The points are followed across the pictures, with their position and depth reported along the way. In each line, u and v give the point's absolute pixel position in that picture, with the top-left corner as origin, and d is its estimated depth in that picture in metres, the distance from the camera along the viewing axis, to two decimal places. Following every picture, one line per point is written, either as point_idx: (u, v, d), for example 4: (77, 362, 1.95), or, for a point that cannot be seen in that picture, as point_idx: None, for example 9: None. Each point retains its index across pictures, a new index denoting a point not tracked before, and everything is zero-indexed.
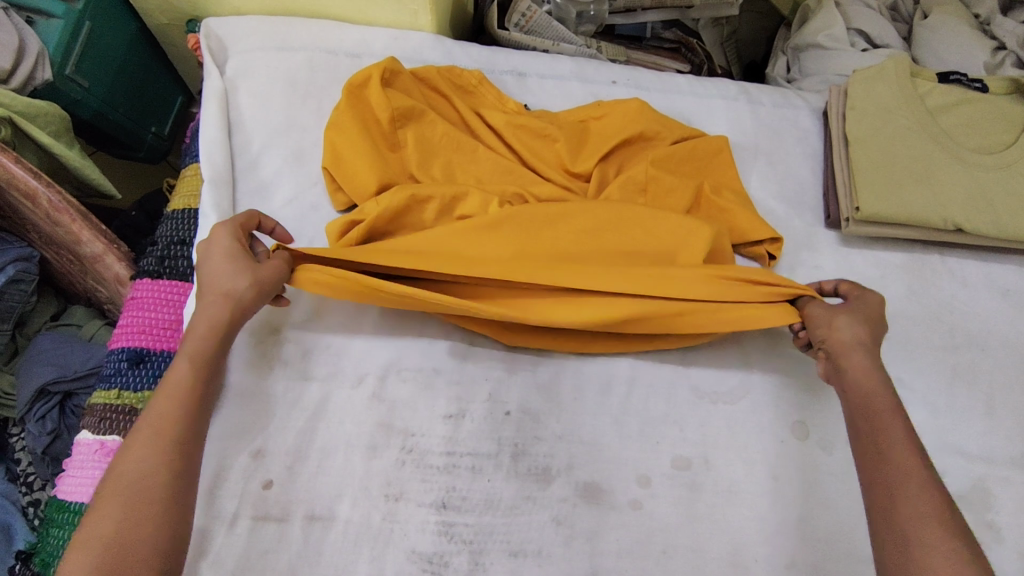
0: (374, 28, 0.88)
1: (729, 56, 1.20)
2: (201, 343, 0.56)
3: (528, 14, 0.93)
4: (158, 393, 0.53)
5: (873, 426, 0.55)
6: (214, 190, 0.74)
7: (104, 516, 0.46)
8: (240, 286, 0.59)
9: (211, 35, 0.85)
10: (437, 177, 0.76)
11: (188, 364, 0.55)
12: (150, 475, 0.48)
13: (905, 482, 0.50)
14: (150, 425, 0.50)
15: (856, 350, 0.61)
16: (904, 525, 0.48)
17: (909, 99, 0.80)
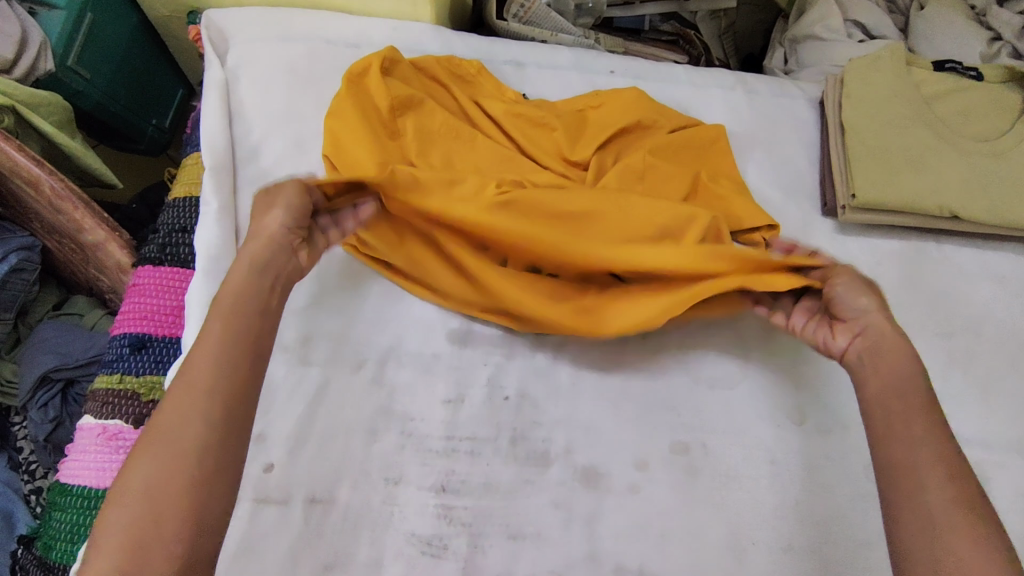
0: (373, 19, 0.89)
1: (727, 48, 1.20)
2: (235, 303, 0.55)
3: (526, 5, 0.92)
4: (195, 347, 0.52)
5: (901, 414, 0.56)
6: (215, 177, 0.74)
7: (138, 478, 0.45)
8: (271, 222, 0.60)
9: (212, 27, 0.86)
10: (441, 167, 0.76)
11: (223, 325, 0.53)
12: (188, 440, 0.47)
13: (936, 479, 0.51)
14: (188, 388, 0.49)
15: (887, 344, 0.61)
16: (936, 517, 0.49)
17: (903, 88, 0.80)
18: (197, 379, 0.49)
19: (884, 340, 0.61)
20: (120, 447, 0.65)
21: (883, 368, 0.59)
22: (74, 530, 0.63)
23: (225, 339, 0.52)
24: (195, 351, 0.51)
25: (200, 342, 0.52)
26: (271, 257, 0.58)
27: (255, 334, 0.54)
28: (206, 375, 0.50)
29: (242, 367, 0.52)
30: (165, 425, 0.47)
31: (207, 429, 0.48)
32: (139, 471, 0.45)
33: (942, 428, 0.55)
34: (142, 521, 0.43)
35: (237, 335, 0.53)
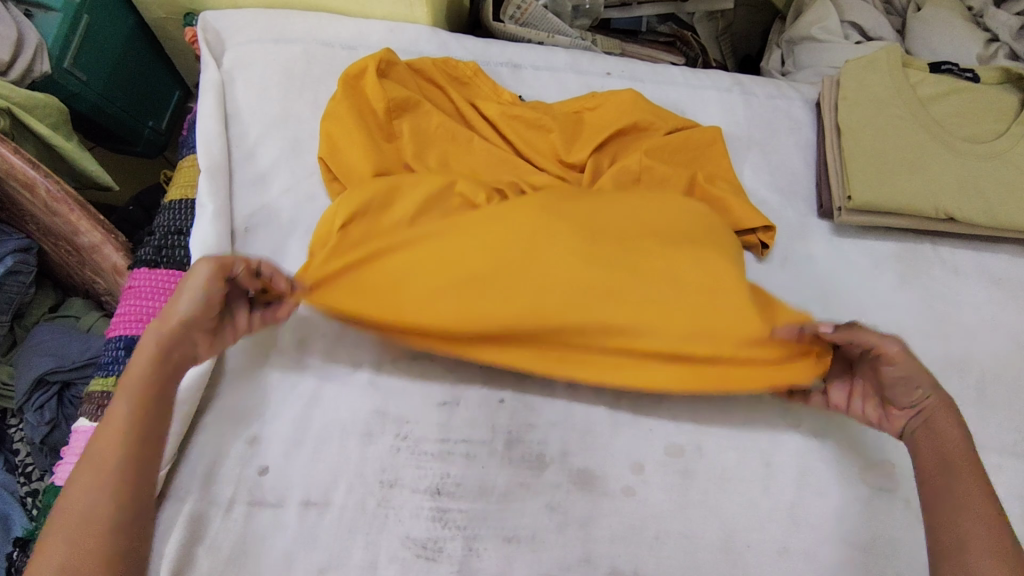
0: (369, 21, 0.89)
1: (723, 49, 1.20)
2: (141, 374, 0.55)
3: (523, 6, 0.92)
4: (101, 427, 0.53)
5: (947, 476, 0.57)
6: (211, 179, 0.74)
7: (49, 560, 0.47)
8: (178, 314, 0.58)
9: (208, 29, 0.86)
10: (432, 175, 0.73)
11: (130, 398, 0.54)
12: (96, 514, 0.49)
13: (982, 535, 0.53)
14: (90, 466, 0.50)
15: (942, 418, 0.61)
16: (971, 561, 0.52)
17: (901, 89, 0.80)
18: (100, 459, 0.51)
19: (940, 414, 0.61)
20: None
21: (932, 436, 0.60)
22: None
23: (127, 411, 0.53)
24: (102, 428, 0.52)
25: (106, 419, 0.53)
26: (174, 346, 0.57)
27: (157, 398, 0.55)
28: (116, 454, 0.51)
29: (146, 439, 0.53)
30: (72, 505, 0.49)
31: (113, 506, 0.49)
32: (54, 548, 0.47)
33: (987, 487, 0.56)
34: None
35: (139, 414, 0.53)
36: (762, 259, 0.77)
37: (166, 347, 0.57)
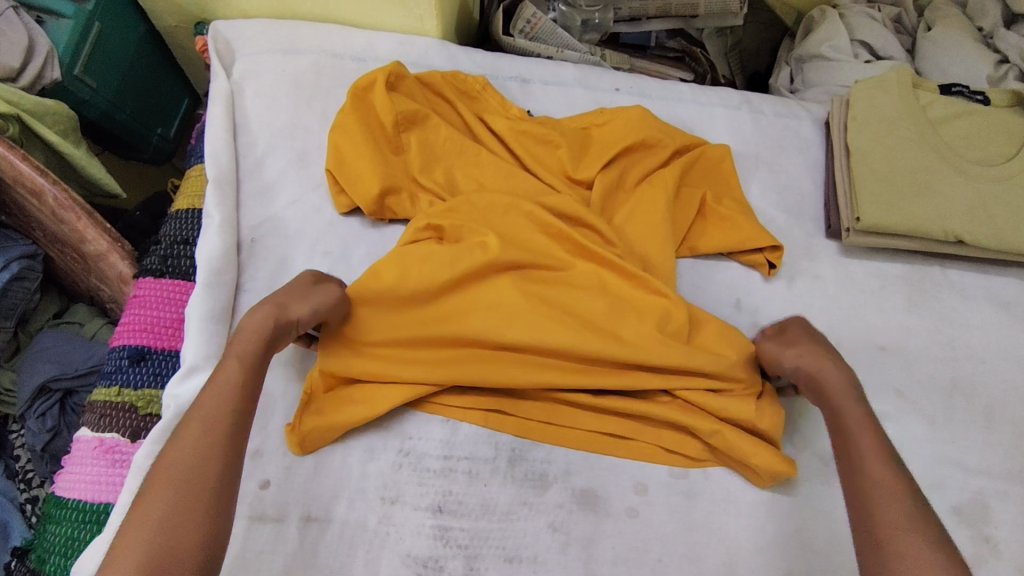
0: (378, 32, 0.88)
1: (733, 66, 1.20)
2: (246, 346, 0.58)
3: (534, 20, 0.90)
4: (207, 392, 0.54)
5: (846, 436, 0.58)
6: (218, 191, 0.74)
7: (155, 505, 0.46)
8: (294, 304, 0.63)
9: (218, 38, 0.87)
10: (441, 224, 0.73)
11: (236, 358, 0.56)
12: (201, 470, 0.49)
13: (885, 498, 0.52)
14: (191, 420, 0.51)
15: (831, 377, 0.62)
16: (882, 532, 0.51)
17: (912, 110, 0.78)
18: (207, 419, 0.52)
19: (823, 370, 0.63)
20: (116, 460, 0.65)
21: (832, 402, 0.61)
22: (69, 544, 0.62)
23: (236, 374, 0.55)
24: (209, 385, 0.54)
25: (213, 383, 0.55)
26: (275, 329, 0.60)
27: (260, 370, 0.57)
28: (216, 417, 0.52)
29: (245, 407, 0.54)
30: (174, 453, 0.49)
31: (222, 451, 0.50)
32: (155, 495, 0.47)
33: (884, 445, 0.56)
34: (160, 535, 0.45)
35: (237, 385, 0.55)
36: (768, 278, 0.77)
37: (271, 328, 0.60)
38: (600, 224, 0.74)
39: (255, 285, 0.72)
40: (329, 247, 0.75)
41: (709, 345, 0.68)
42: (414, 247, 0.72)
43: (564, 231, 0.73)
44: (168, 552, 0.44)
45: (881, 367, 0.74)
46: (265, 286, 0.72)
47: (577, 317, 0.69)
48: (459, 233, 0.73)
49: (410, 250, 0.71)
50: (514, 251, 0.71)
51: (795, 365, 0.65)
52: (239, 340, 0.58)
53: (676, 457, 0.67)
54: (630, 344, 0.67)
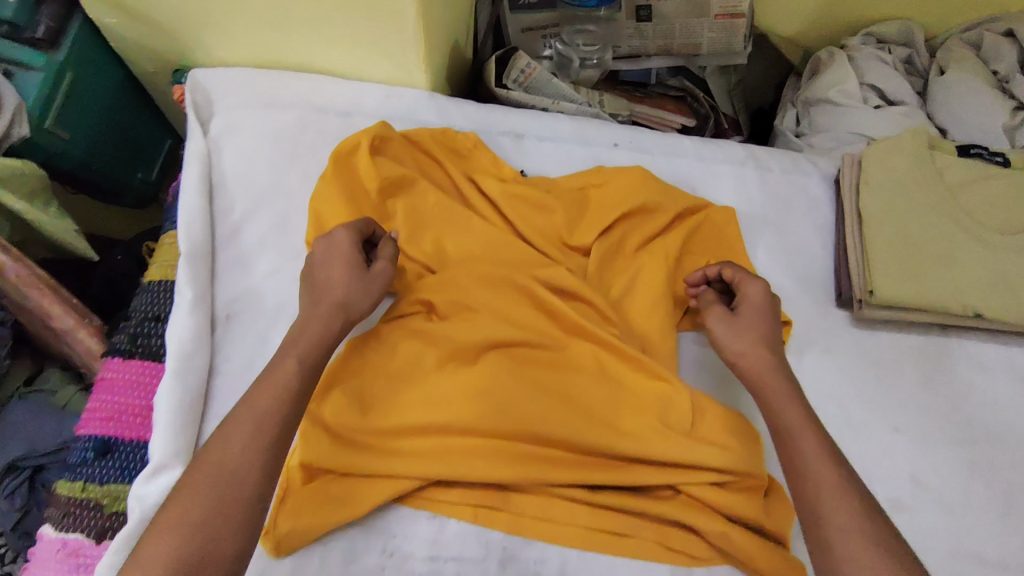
0: (365, 85, 0.84)
1: (737, 104, 1.14)
2: (307, 351, 0.58)
3: (528, 69, 0.87)
4: (265, 380, 0.57)
5: (788, 442, 0.58)
6: (191, 266, 0.70)
7: (193, 507, 0.50)
8: (355, 293, 0.63)
9: (197, 88, 0.83)
10: (431, 299, 0.68)
11: (297, 359, 0.58)
12: (246, 473, 0.52)
13: (828, 505, 0.53)
14: (241, 422, 0.54)
15: (765, 371, 0.62)
16: (830, 533, 0.52)
17: (927, 175, 0.74)
18: (259, 414, 0.54)
19: (762, 362, 0.62)
20: (79, 565, 0.61)
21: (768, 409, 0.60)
22: None
23: (293, 378, 0.56)
24: (265, 382, 0.56)
25: (275, 368, 0.57)
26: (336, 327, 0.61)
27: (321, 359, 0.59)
28: (267, 412, 0.54)
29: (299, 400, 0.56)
30: (219, 455, 0.52)
31: (265, 463, 0.53)
32: (195, 494, 0.51)
33: (826, 444, 0.57)
34: (195, 541, 0.49)
35: (291, 376, 0.57)
36: None
37: (330, 328, 0.60)
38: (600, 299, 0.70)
39: (231, 367, 0.68)
40: None
41: (713, 436, 0.64)
42: (402, 323, 0.67)
43: (561, 307, 0.69)
44: (199, 560, 0.48)
45: (895, 450, 0.70)
46: (241, 367, 0.68)
47: (572, 405, 0.64)
48: (450, 307, 0.68)
49: (398, 327, 0.67)
50: (506, 330, 0.67)
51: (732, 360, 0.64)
52: (302, 335, 0.59)
53: (679, 556, 0.63)
54: (627, 434, 0.63)
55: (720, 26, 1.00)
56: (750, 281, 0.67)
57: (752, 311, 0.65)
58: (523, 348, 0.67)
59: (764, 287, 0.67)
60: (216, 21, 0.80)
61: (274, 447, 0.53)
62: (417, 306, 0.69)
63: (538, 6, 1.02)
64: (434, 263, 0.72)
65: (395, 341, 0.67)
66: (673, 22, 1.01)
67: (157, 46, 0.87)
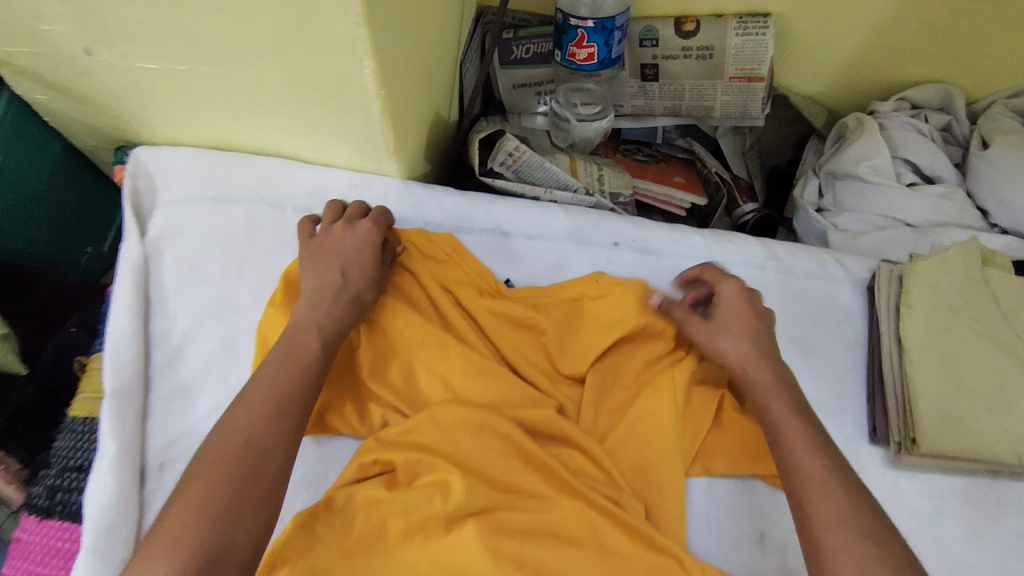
0: (330, 171, 0.73)
1: (750, 167, 1.02)
2: (329, 337, 0.59)
3: (516, 153, 0.77)
4: (283, 358, 0.56)
5: (774, 434, 0.55)
6: (118, 408, 0.60)
7: (208, 484, 0.47)
8: (368, 286, 0.63)
9: (139, 173, 0.72)
10: (393, 460, 0.58)
11: (320, 343, 0.58)
12: (270, 456, 0.50)
13: (817, 495, 0.49)
14: (263, 405, 0.52)
15: (754, 372, 0.60)
16: (817, 532, 0.48)
17: (979, 297, 0.64)
18: (281, 393, 0.54)
19: (751, 364, 0.60)
20: None
21: (754, 396, 0.59)
22: None
23: (316, 364, 0.57)
24: (285, 358, 0.56)
25: (293, 345, 0.57)
26: (341, 313, 0.61)
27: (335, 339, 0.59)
28: (282, 398, 0.53)
29: (312, 393, 0.56)
30: (240, 429, 0.51)
31: (284, 446, 0.51)
32: (208, 471, 0.48)
33: (817, 436, 0.54)
34: (210, 522, 0.45)
35: (314, 357, 0.57)
36: None
37: (345, 313, 0.61)
38: (595, 445, 0.61)
39: None
40: None
41: None
42: (359, 490, 0.57)
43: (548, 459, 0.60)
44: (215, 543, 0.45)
45: None
46: None
47: None
48: (415, 470, 0.57)
49: (354, 497, 0.56)
50: (482, 495, 0.56)
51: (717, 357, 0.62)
52: (317, 316, 0.60)
53: None
54: None
55: (736, 89, 0.89)
56: (724, 281, 0.66)
57: (732, 306, 0.64)
58: (504, 513, 0.55)
59: (740, 284, 0.65)
60: (156, 103, 0.69)
61: (295, 434, 0.52)
62: (379, 465, 0.59)
63: (533, 60, 0.92)
64: (405, 403, 0.63)
65: (352, 512, 0.56)
66: (683, 82, 0.90)
67: (96, 124, 0.76)
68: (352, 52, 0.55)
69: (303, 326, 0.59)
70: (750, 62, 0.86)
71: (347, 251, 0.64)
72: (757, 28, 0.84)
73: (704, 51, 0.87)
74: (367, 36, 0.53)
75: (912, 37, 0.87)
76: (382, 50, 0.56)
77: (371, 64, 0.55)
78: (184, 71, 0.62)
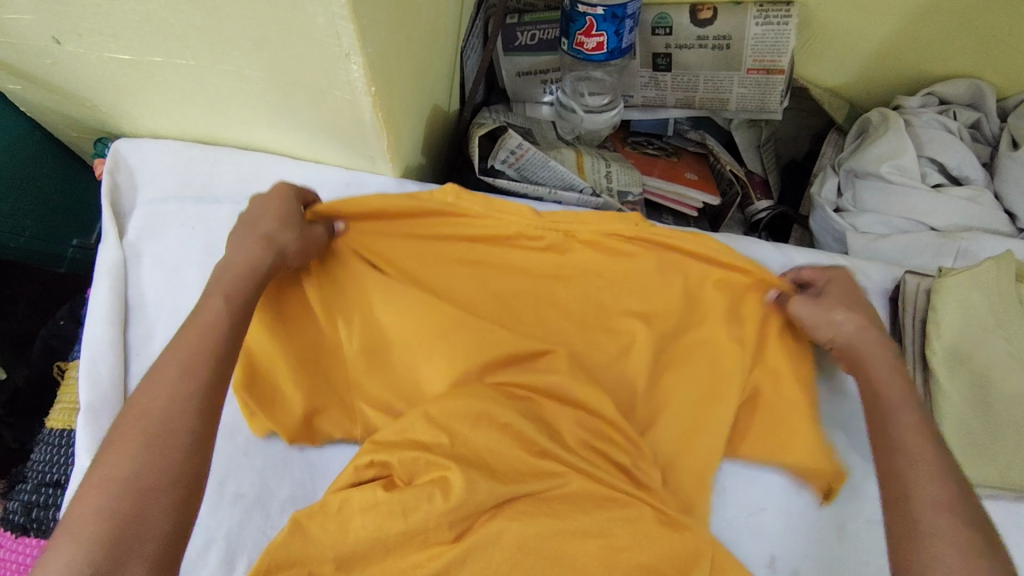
0: (321, 169, 0.69)
1: (767, 162, 0.97)
2: (239, 296, 0.54)
3: (518, 151, 0.74)
4: (193, 321, 0.51)
5: (884, 416, 0.53)
6: (93, 423, 0.57)
7: (120, 462, 0.42)
8: (289, 241, 0.58)
9: (120, 167, 0.68)
10: (388, 461, 0.54)
11: (226, 298, 0.53)
12: (182, 424, 0.45)
13: (922, 475, 0.47)
14: (173, 369, 0.47)
15: (870, 347, 0.58)
16: (918, 520, 0.45)
17: (1013, 319, 0.60)
18: (191, 357, 0.48)
19: (866, 337, 0.58)
20: None
21: (865, 373, 0.57)
22: None
23: (226, 320, 0.51)
24: (190, 323, 0.50)
25: (200, 310, 0.52)
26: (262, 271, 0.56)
27: (248, 298, 0.54)
28: (187, 362, 0.48)
29: (224, 356, 0.50)
30: (147, 401, 0.45)
31: (200, 413, 0.46)
32: (118, 449, 0.43)
33: (924, 416, 0.52)
34: (129, 502, 0.41)
35: (220, 317, 0.51)
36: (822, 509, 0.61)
37: (255, 272, 0.55)
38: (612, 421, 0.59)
39: None
40: (242, 490, 0.58)
41: None
42: (356, 495, 0.53)
43: (557, 451, 0.57)
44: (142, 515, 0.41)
45: None
46: None
47: None
48: (413, 470, 0.54)
49: (351, 501, 0.52)
50: (487, 490, 0.53)
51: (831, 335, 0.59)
52: (225, 274, 0.55)
53: None
54: None
55: (753, 82, 0.84)
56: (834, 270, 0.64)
57: (842, 286, 0.62)
58: (507, 527, 0.52)
59: (848, 272, 0.64)
60: (133, 94, 0.65)
61: (207, 396, 0.47)
62: (375, 468, 0.55)
63: (538, 46, 0.87)
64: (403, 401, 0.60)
65: (348, 524, 0.52)
66: (697, 74, 0.85)
67: (74, 115, 0.72)
68: (338, 47, 0.51)
69: (208, 295, 0.54)
70: (770, 53, 0.81)
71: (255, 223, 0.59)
72: (778, 17, 0.78)
73: (720, 41, 0.81)
74: (353, 30, 0.49)
75: (941, 29, 0.81)
76: (372, 45, 0.52)
77: (359, 60, 0.51)
78: (160, 64, 0.58)
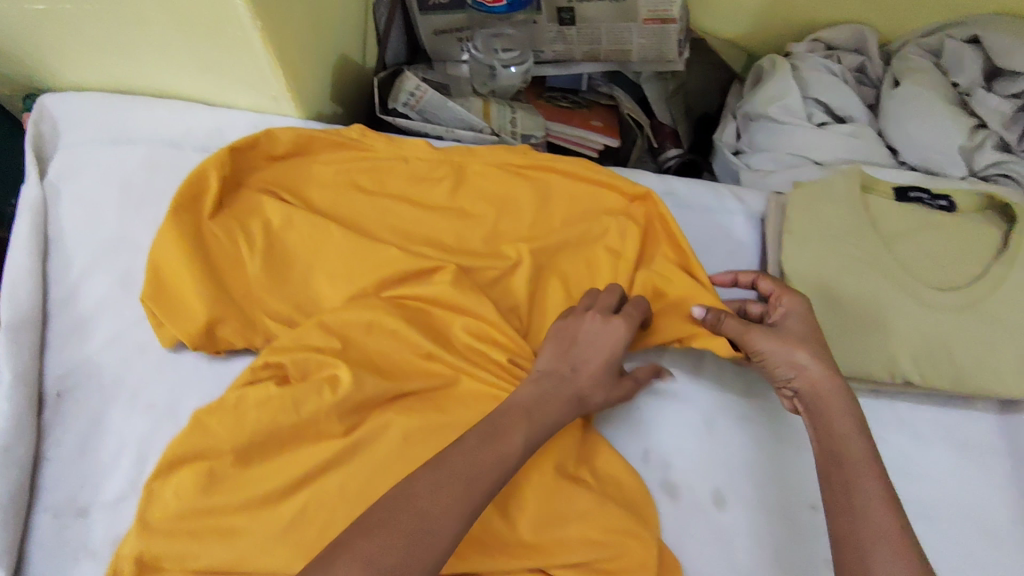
0: (233, 114, 0.74)
1: (677, 115, 1.03)
2: (536, 430, 0.53)
3: (416, 94, 0.79)
4: (497, 436, 0.50)
5: (835, 451, 0.53)
6: (12, 339, 0.61)
7: (386, 552, 0.42)
8: (596, 392, 0.58)
9: (43, 116, 0.72)
10: (282, 361, 0.59)
11: (524, 438, 0.52)
12: (441, 536, 0.44)
13: (873, 510, 0.48)
14: (456, 477, 0.47)
15: (831, 391, 0.56)
16: (869, 556, 0.46)
17: (861, 224, 0.67)
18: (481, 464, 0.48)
19: (829, 383, 0.56)
20: None
21: (825, 413, 0.55)
22: None
23: (515, 456, 0.51)
24: (492, 444, 0.50)
25: (505, 432, 0.51)
26: (553, 398, 0.55)
27: (546, 428, 0.54)
28: (471, 470, 0.47)
29: (497, 479, 0.49)
30: (423, 500, 0.45)
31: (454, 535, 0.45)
32: (371, 535, 0.43)
33: (875, 455, 0.52)
34: None
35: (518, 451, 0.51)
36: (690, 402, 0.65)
37: (539, 396, 0.55)
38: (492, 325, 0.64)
39: (61, 452, 0.60)
40: (153, 400, 0.62)
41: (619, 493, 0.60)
42: (251, 392, 0.58)
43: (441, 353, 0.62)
44: None
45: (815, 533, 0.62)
46: (75, 453, 0.60)
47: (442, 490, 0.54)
48: (305, 368, 0.59)
49: (246, 397, 0.57)
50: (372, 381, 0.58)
51: (793, 375, 0.57)
52: (530, 407, 0.54)
53: None
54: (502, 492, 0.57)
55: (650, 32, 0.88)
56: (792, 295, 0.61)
57: (798, 319, 0.60)
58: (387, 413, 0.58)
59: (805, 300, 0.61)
60: (54, 47, 0.69)
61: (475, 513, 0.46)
62: (269, 370, 0.60)
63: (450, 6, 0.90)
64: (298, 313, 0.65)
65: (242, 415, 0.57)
66: (599, 26, 0.90)
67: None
68: None
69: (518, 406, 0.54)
70: (662, 4, 0.85)
71: (547, 353, 0.59)
72: None
73: None
74: None
75: None
76: None
77: None
78: (72, 11, 0.63)
